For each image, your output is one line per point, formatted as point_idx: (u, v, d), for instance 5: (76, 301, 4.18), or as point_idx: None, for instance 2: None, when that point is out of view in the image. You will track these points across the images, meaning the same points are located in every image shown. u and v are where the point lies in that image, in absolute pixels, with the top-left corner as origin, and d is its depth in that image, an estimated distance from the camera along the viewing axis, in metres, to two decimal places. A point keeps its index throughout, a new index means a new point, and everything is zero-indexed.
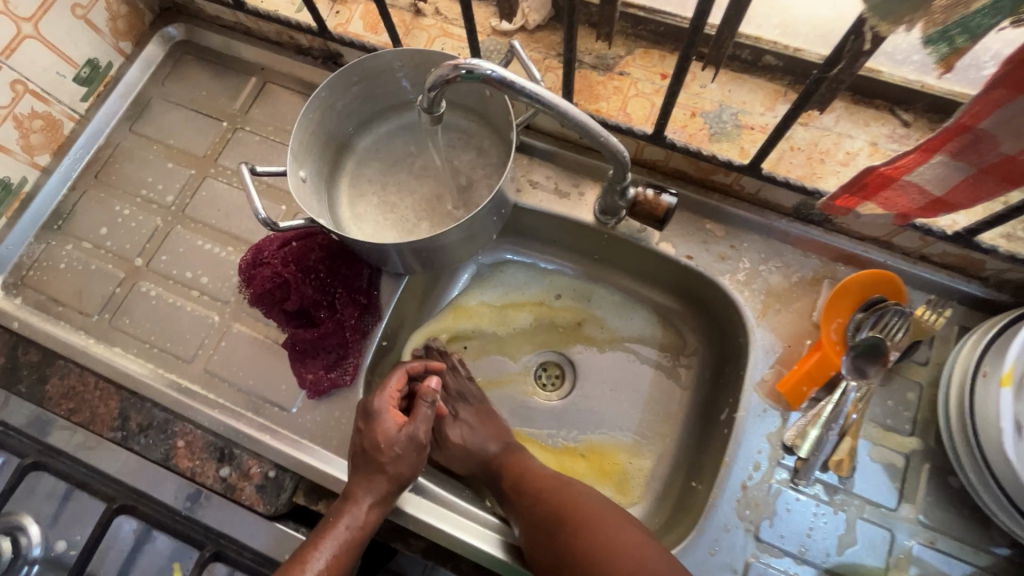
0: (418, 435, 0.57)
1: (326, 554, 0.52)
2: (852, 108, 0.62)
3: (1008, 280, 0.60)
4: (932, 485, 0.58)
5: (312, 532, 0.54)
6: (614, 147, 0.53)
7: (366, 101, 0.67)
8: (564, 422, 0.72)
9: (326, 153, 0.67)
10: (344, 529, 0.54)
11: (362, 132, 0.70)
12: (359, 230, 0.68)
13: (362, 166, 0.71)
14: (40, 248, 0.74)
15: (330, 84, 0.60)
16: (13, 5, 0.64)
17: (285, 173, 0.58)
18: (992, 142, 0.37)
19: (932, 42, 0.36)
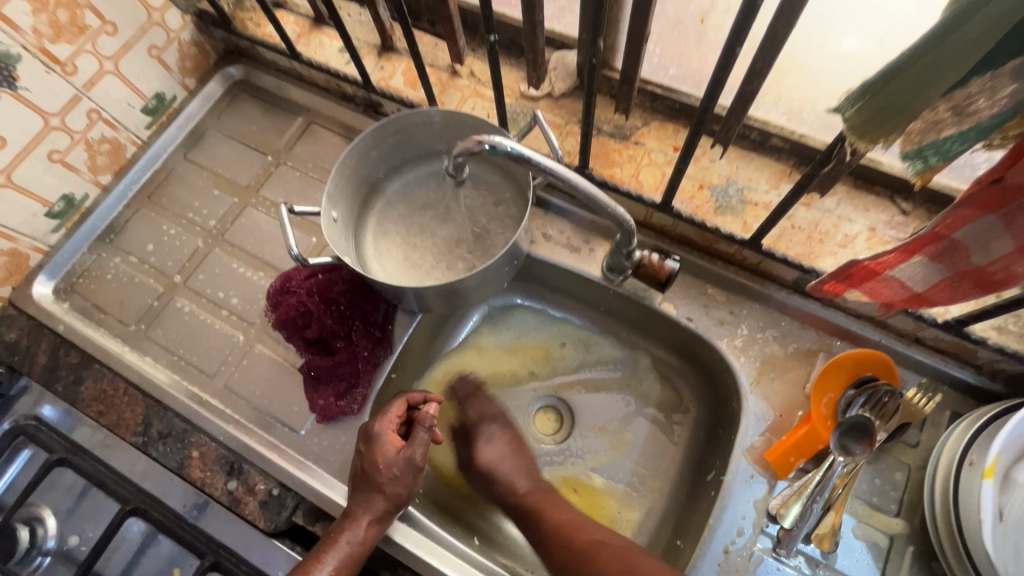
0: (415, 457, 0.60)
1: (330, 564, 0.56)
2: (855, 192, 0.65)
3: (1001, 370, 0.61)
4: (915, 569, 0.59)
5: (319, 543, 0.58)
6: (621, 219, 0.58)
7: (399, 150, 0.73)
8: (568, 453, 0.75)
9: (357, 196, 0.73)
10: (346, 543, 0.57)
11: (392, 177, 0.76)
12: (381, 268, 0.73)
13: (389, 208, 0.76)
14: (92, 258, 0.81)
15: (367, 135, 0.66)
16: (100, 46, 0.73)
17: (318, 214, 0.64)
18: (964, 252, 0.40)
19: (909, 158, 0.39)
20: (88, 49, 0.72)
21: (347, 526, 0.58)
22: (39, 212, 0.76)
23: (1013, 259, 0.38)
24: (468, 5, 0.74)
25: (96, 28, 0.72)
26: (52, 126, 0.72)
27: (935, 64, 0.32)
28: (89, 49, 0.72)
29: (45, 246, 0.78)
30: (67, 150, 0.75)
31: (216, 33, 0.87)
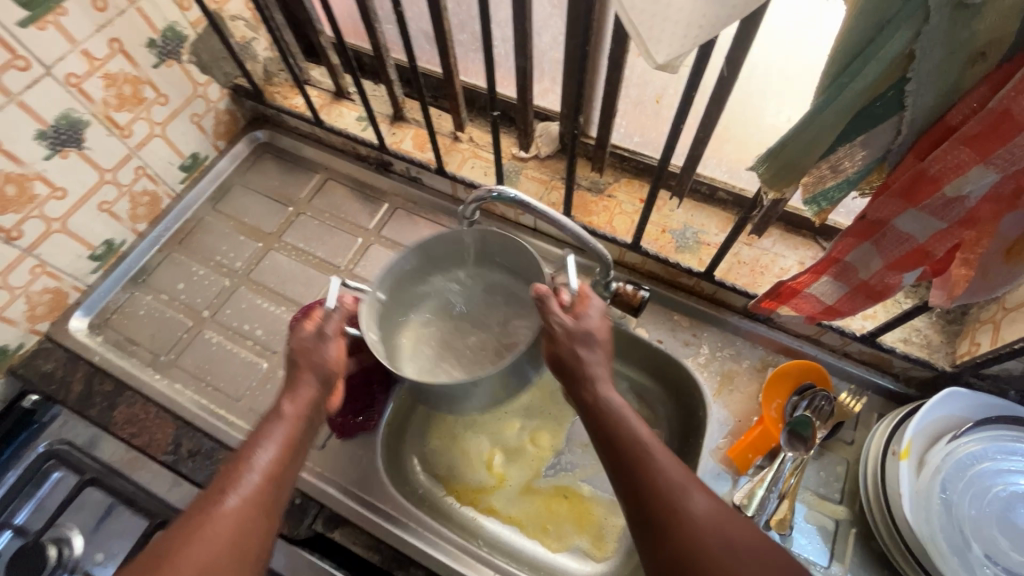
0: (327, 331, 0.60)
1: (269, 452, 0.52)
2: (786, 234, 0.80)
3: (912, 376, 0.75)
4: (859, 548, 0.69)
5: (250, 436, 0.54)
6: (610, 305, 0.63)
7: (461, 246, 0.77)
8: (559, 467, 0.83)
9: (413, 276, 0.77)
10: (277, 427, 0.54)
11: (452, 263, 0.79)
12: (410, 346, 0.78)
13: (440, 287, 0.80)
14: (124, 296, 0.89)
15: (430, 237, 0.72)
16: (153, 114, 0.85)
17: (363, 294, 0.70)
18: (852, 271, 0.54)
19: (812, 202, 0.52)
20: (143, 116, 0.84)
21: (268, 431, 0.54)
22: (83, 254, 0.85)
23: (885, 273, 0.52)
24: (470, 85, 0.89)
25: (151, 100, 0.84)
26: (105, 180, 0.83)
27: (807, 139, 0.46)
28: (143, 117, 0.84)
29: (84, 285, 0.87)
30: (114, 201, 0.86)
31: (247, 104, 1.01)
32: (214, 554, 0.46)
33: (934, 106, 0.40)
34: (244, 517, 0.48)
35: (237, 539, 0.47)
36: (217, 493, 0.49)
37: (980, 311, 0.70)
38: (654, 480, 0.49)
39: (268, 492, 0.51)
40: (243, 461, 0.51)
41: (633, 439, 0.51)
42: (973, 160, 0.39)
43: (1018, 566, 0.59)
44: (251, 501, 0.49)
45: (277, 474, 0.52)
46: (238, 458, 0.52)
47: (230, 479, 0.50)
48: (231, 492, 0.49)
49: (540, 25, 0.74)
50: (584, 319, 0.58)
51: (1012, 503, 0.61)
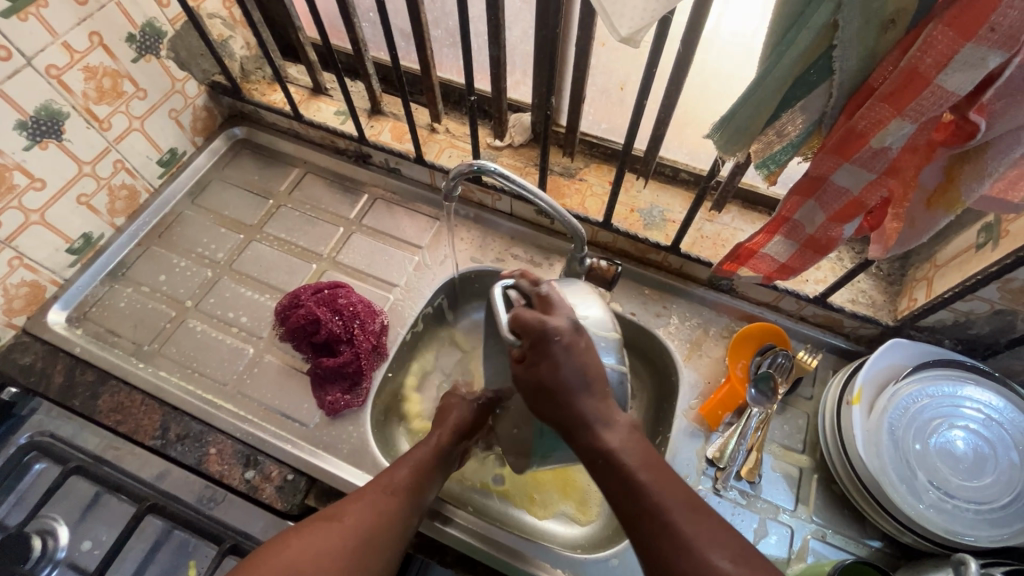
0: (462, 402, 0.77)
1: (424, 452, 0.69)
2: (744, 210, 0.87)
3: (862, 335, 0.82)
4: (821, 491, 0.75)
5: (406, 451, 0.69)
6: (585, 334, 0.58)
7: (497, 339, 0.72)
8: None
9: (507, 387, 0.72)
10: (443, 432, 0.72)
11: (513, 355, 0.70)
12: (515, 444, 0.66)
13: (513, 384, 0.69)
14: (103, 290, 0.89)
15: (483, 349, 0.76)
16: (132, 108, 0.87)
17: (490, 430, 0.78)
18: (800, 228, 0.61)
19: (763, 165, 0.56)
20: (122, 110, 0.85)
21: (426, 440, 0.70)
22: (61, 247, 0.85)
23: (828, 227, 0.58)
24: (445, 80, 0.94)
25: (130, 94, 0.86)
26: (84, 172, 0.83)
27: (752, 105, 0.52)
28: (123, 110, 0.85)
29: (61, 279, 0.87)
30: (93, 194, 0.86)
31: (224, 100, 1.02)
32: (371, 517, 0.59)
33: (857, 69, 0.47)
34: (402, 496, 0.62)
35: (382, 523, 0.59)
36: (389, 473, 0.65)
37: (916, 271, 0.78)
38: (658, 530, 0.49)
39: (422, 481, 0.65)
40: (406, 458, 0.67)
41: (633, 490, 0.51)
42: (891, 114, 0.46)
43: (958, 490, 0.65)
44: (411, 483, 0.64)
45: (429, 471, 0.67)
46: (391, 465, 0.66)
47: (399, 464, 0.66)
48: (394, 472, 0.65)
49: (511, 19, 0.79)
50: (534, 371, 0.56)
51: (950, 434, 0.67)
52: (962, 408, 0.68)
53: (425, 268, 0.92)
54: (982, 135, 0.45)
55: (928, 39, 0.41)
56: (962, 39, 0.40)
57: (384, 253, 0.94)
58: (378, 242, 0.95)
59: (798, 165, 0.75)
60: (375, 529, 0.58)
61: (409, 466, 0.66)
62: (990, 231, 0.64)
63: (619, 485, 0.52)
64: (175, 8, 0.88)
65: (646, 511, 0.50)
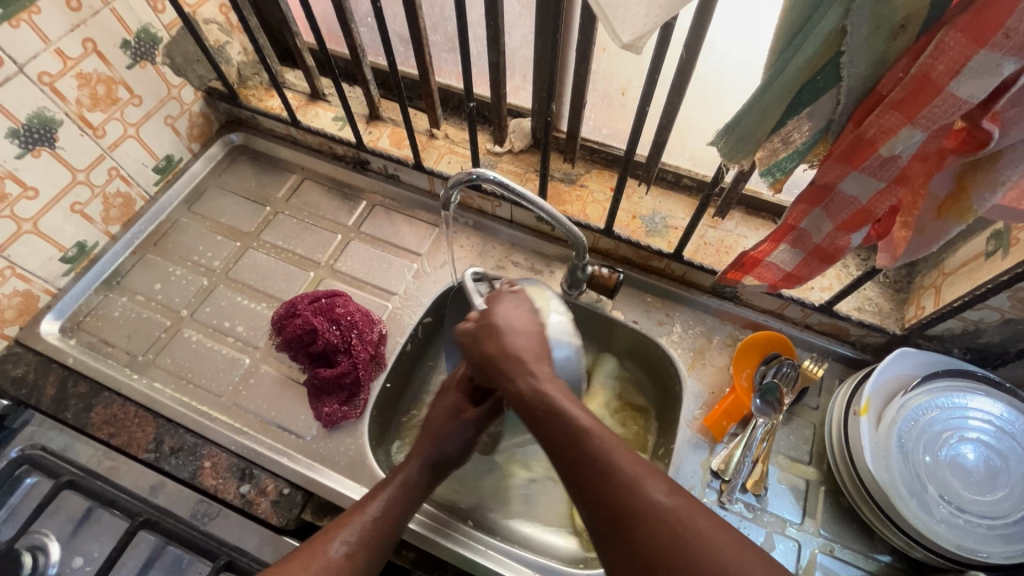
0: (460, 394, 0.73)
1: (378, 509, 0.62)
2: (748, 216, 0.85)
3: (869, 343, 0.80)
4: (829, 504, 0.73)
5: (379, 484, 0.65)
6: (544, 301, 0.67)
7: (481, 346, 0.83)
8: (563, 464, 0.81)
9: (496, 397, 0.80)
10: (395, 486, 0.64)
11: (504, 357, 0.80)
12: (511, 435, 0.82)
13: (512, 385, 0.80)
14: (98, 299, 0.88)
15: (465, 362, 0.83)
16: (127, 114, 0.85)
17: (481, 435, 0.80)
18: (807, 237, 0.60)
19: (769, 173, 0.55)
20: (117, 117, 0.84)
21: (374, 494, 0.64)
22: (55, 256, 0.84)
23: (836, 236, 0.57)
24: (445, 85, 0.93)
25: (125, 100, 0.84)
26: (78, 181, 0.82)
27: (758, 113, 0.50)
28: (117, 117, 0.84)
29: (55, 288, 0.85)
30: (87, 202, 0.85)
31: (220, 106, 1.01)
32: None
33: (867, 76, 0.45)
34: (355, 554, 0.58)
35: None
36: (332, 538, 0.58)
37: (923, 278, 0.77)
38: (595, 469, 0.47)
39: (367, 546, 0.59)
40: (353, 517, 0.61)
41: (575, 432, 0.48)
42: (903, 122, 0.44)
43: (969, 504, 0.64)
44: (386, 515, 0.62)
45: (380, 531, 0.60)
46: (360, 504, 0.63)
47: (343, 526, 0.60)
48: (339, 538, 0.58)
49: (510, 25, 0.78)
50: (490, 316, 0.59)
51: (960, 447, 0.66)
52: (972, 420, 0.67)
53: (424, 275, 0.91)
54: (995, 143, 0.43)
55: (940, 45, 0.40)
56: (975, 44, 0.39)
57: (382, 260, 0.93)
58: (375, 250, 0.94)
59: (804, 172, 0.74)
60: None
61: (355, 530, 0.59)
62: (1001, 238, 0.63)
63: (560, 432, 0.49)
64: (170, 14, 0.86)
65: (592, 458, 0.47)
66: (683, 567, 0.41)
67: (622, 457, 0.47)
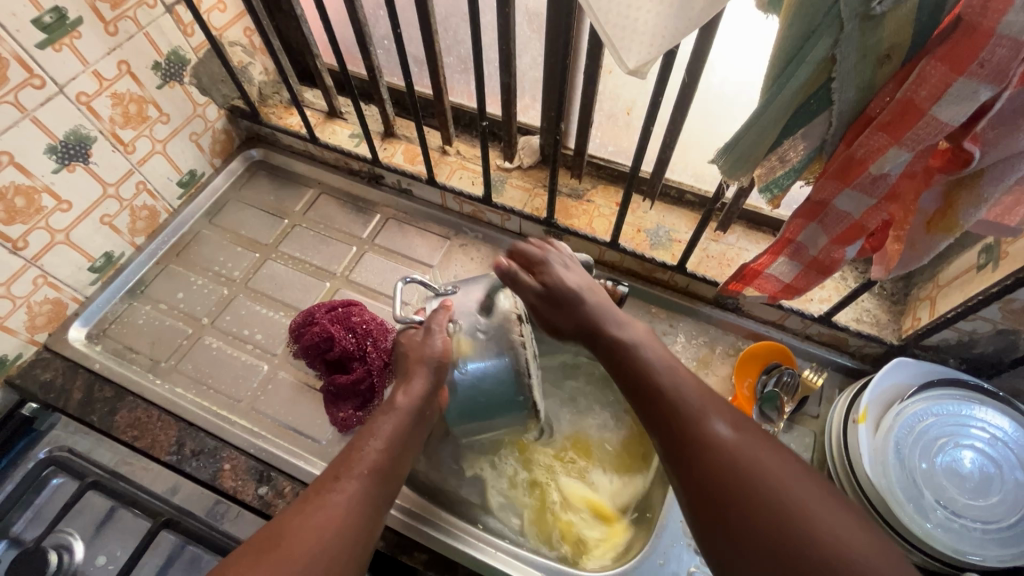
0: (433, 326, 0.68)
1: (378, 443, 0.61)
2: (749, 230, 0.88)
3: (867, 353, 0.83)
4: None
5: (368, 423, 0.64)
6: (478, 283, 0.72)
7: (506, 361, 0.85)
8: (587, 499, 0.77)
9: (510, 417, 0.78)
10: (390, 418, 0.63)
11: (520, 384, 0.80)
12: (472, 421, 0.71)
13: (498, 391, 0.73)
14: (122, 306, 0.92)
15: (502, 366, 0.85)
16: (155, 131, 0.90)
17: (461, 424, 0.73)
18: (803, 250, 0.63)
19: (767, 189, 0.59)
20: (146, 134, 0.88)
21: (373, 427, 0.62)
22: (83, 265, 0.87)
23: (831, 248, 0.60)
24: (456, 104, 0.97)
25: (154, 118, 0.89)
26: (108, 194, 0.86)
27: (755, 135, 0.54)
28: (146, 134, 0.89)
29: (82, 296, 0.89)
30: (115, 214, 0.89)
31: (242, 123, 1.06)
32: (320, 532, 0.52)
33: (856, 100, 0.49)
34: (356, 498, 0.56)
35: (350, 517, 0.55)
36: (333, 479, 0.57)
37: (919, 291, 0.79)
38: (699, 437, 0.51)
39: (373, 480, 0.58)
40: (354, 456, 0.60)
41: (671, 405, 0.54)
42: (889, 142, 0.48)
43: (964, 509, 0.66)
44: (383, 456, 0.60)
45: (383, 465, 0.60)
46: (354, 445, 0.61)
47: (344, 467, 0.59)
48: (344, 478, 0.57)
49: (521, 48, 0.83)
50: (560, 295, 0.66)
51: (956, 453, 0.68)
52: (967, 428, 0.69)
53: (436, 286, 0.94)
54: (977, 163, 0.47)
55: (922, 74, 0.43)
56: (954, 72, 0.42)
57: (395, 271, 0.96)
58: (389, 261, 0.97)
59: (801, 188, 0.77)
60: (328, 543, 0.52)
61: (358, 466, 0.59)
62: (991, 252, 0.65)
63: (669, 416, 0.54)
64: (199, 37, 0.91)
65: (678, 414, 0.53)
66: (796, 533, 0.44)
67: (726, 435, 0.51)
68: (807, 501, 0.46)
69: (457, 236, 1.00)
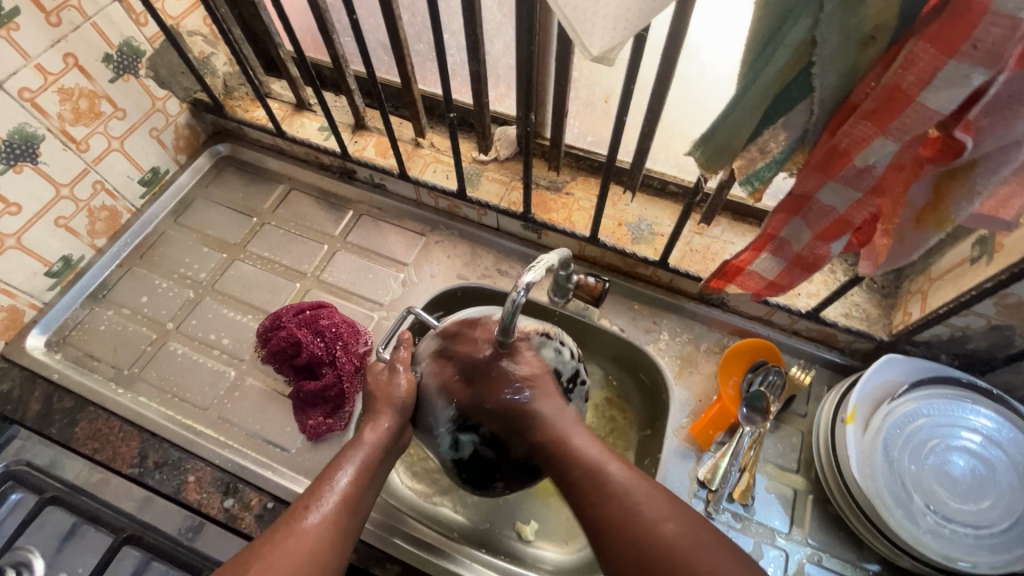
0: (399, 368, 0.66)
1: (347, 476, 0.59)
2: (734, 222, 0.85)
3: (856, 350, 0.80)
4: (816, 512, 0.73)
5: (336, 456, 0.61)
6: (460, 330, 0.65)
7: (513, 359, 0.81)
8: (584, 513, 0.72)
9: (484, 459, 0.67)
10: (360, 451, 0.61)
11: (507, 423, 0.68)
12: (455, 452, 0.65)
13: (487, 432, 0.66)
14: (84, 312, 0.88)
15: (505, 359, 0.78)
16: (110, 128, 0.85)
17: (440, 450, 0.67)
18: (786, 245, 0.59)
19: (747, 181, 0.55)
20: (100, 131, 0.84)
21: (344, 462, 0.60)
22: (39, 270, 0.84)
23: (815, 245, 0.57)
24: (428, 94, 0.92)
25: (109, 114, 0.84)
26: (62, 195, 0.82)
27: (731, 126, 0.50)
28: (101, 131, 0.84)
29: (40, 302, 0.85)
30: (72, 216, 0.85)
31: (207, 117, 1.01)
32: (290, 562, 0.51)
33: (839, 86, 0.45)
34: (325, 529, 0.55)
35: (319, 550, 0.53)
36: (303, 508, 0.56)
37: (911, 285, 0.76)
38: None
39: (344, 511, 0.57)
40: (323, 488, 0.58)
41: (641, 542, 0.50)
42: (875, 132, 0.44)
43: (955, 513, 0.63)
44: (353, 488, 0.58)
45: (351, 497, 0.58)
46: (323, 476, 0.59)
47: (313, 496, 0.57)
48: (315, 506, 0.56)
49: (492, 34, 0.78)
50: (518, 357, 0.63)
51: (946, 455, 0.65)
52: (959, 429, 0.66)
53: (410, 284, 0.91)
54: (969, 153, 0.43)
55: (909, 56, 0.39)
56: (943, 55, 0.38)
57: (369, 271, 0.92)
58: (362, 259, 0.94)
59: (786, 179, 0.73)
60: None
61: (329, 497, 0.57)
62: (985, 244, 0.62)
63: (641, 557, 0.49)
64: (153, 27, 0.86)
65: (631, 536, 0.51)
66: None
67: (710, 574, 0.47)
68: (696, 554, 0.48)
69: (433, 232, 0.96)
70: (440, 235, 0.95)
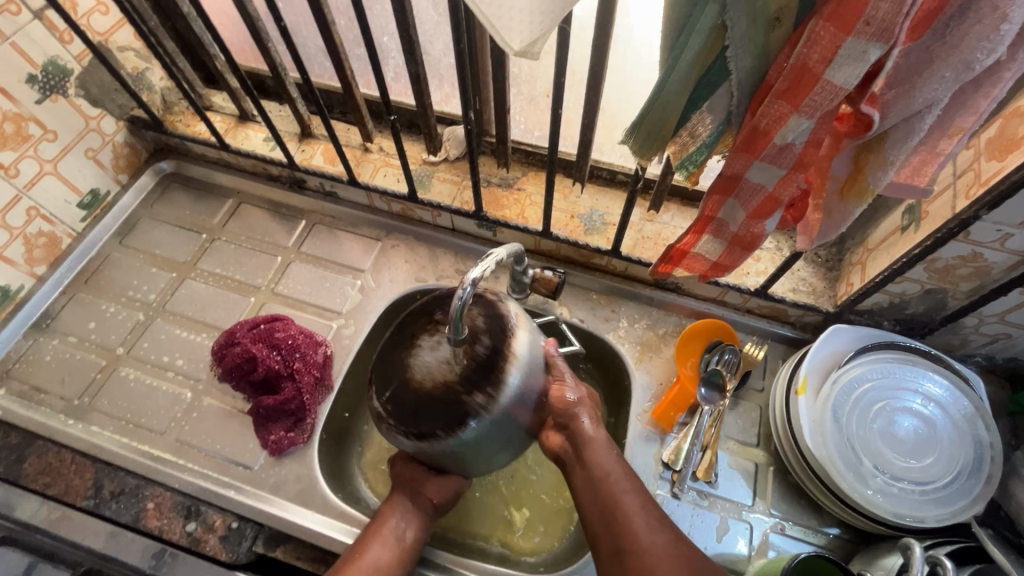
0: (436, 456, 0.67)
1: (399, 526, 0.67)
2: (682, 208, 0.87)
3: (807, 322, 0.82)
4: (778, 482, 0.75)
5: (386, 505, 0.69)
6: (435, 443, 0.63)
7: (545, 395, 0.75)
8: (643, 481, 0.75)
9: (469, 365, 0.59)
10: (407, 502, 0.69)
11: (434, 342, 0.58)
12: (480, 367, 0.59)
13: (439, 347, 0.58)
14: (28, 343, 0.85)
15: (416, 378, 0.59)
16: (41, 151, 0.82)
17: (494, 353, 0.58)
18: (724, 226, 0.61)
19: (682, 166, 0.55)
20: (30, 154, 0.81)
21: (393, 511, 0.68)
22: None
23: (750, 223, 0.58)
24: (371, 98, 0.91)
25: (38, 136, 0.81)
26: None
27: (657, 113, 0.50)
28: (31, 154, 0.81)
29: None
30: (6, 245, 0.82)
31: (147, 134, 0.98)
32: None
33: (753, 67, 0.46)
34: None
35: None
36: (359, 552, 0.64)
37: (851, 256, 0.78)
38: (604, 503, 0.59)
39: (394, 559, 0.64)
40: (374, 536, 0.66)
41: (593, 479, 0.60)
42: (790, 111, 0.45)
43: (901, 472, 0.66)
44: (405, 541, 0.66)
45: (400, 550, 0.65)
46: (379, 523, 0.67)
47: (366, 543, 0.65)
48: (372, 546, 0.65)
49: (430, 34, 0.78)
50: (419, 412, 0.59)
51: (890, 416, 0.68)
52: (900, 391, 0.69)
53: (368, 290, 0.90)
54: (879, 125, 0.45)
55: (811, 35, 0.41)
56: (842, 33, 0.40)
57: (324, 280, 0.91)
58: (318, 269, 0.92)
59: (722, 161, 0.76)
60: None
61: (379, 546, 0.65)
62: (913, 212, 0.65)
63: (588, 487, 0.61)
64: (79, 44, 0.83)
65: (593, 478, 0.60)
66: None
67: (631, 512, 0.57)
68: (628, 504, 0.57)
69: (389, 236, 0.95)
70: (396, 239, 0.95)
